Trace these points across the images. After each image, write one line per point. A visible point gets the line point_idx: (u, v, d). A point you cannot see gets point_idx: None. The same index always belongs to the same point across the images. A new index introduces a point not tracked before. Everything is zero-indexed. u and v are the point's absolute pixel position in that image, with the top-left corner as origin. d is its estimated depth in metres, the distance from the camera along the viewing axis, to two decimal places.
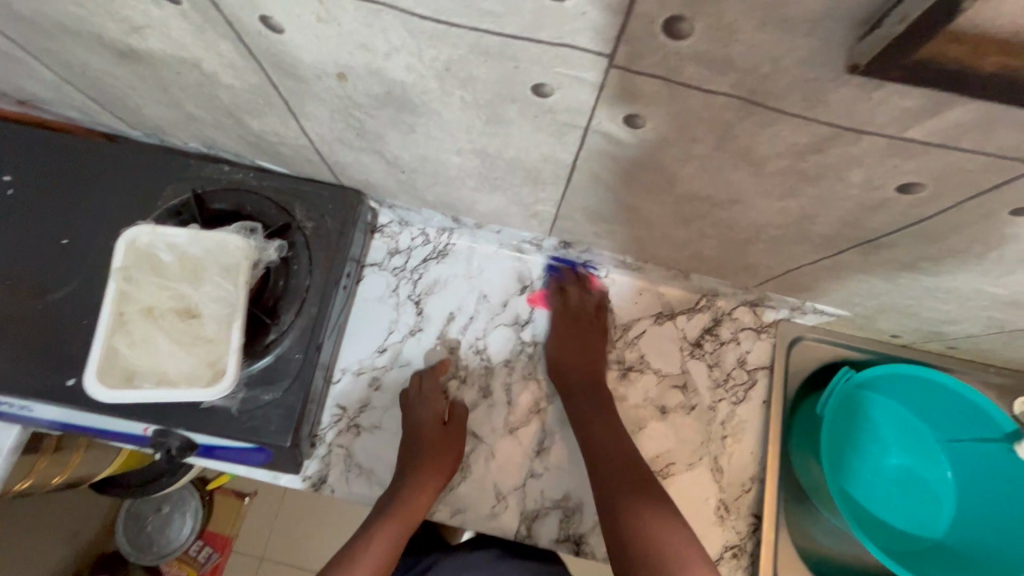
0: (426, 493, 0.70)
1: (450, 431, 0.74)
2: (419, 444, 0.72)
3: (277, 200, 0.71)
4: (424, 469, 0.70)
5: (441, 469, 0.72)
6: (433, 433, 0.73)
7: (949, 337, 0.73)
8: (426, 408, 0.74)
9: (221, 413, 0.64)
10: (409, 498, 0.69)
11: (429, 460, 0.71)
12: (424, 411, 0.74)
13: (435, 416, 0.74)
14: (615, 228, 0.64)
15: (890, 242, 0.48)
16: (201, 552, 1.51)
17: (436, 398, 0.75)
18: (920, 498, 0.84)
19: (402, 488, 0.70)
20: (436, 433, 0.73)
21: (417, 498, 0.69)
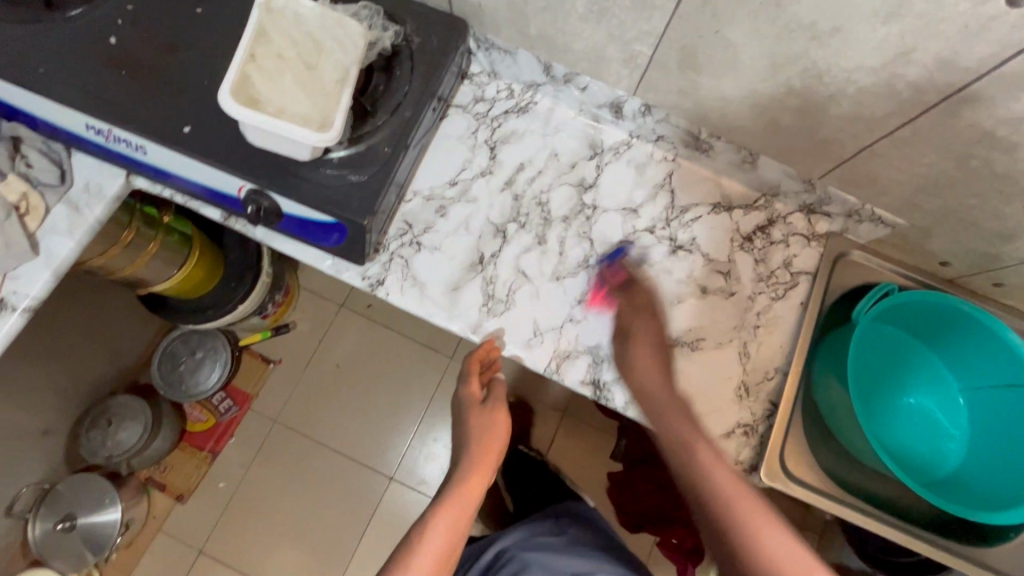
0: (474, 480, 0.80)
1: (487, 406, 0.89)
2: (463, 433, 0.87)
3: (392, 13, 0.76)
4: (475, 458, 0.83)
5: (482, 465, 0.83)
6: (472, 416, 0.88)
7: (999, 266, 0.75)
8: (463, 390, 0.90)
9: (312, 183, 0.70)
10: (462, 481, 0.80)
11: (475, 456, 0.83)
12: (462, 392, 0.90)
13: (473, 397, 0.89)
14: (704, 82, 0.67)
15: (979, 93, 0.51)
16: (222, 403, 1.67)
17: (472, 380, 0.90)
18: (929, 434, 0.87)
19: (450, 484, 0.79)
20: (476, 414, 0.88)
21: (467, 485, 0.79)
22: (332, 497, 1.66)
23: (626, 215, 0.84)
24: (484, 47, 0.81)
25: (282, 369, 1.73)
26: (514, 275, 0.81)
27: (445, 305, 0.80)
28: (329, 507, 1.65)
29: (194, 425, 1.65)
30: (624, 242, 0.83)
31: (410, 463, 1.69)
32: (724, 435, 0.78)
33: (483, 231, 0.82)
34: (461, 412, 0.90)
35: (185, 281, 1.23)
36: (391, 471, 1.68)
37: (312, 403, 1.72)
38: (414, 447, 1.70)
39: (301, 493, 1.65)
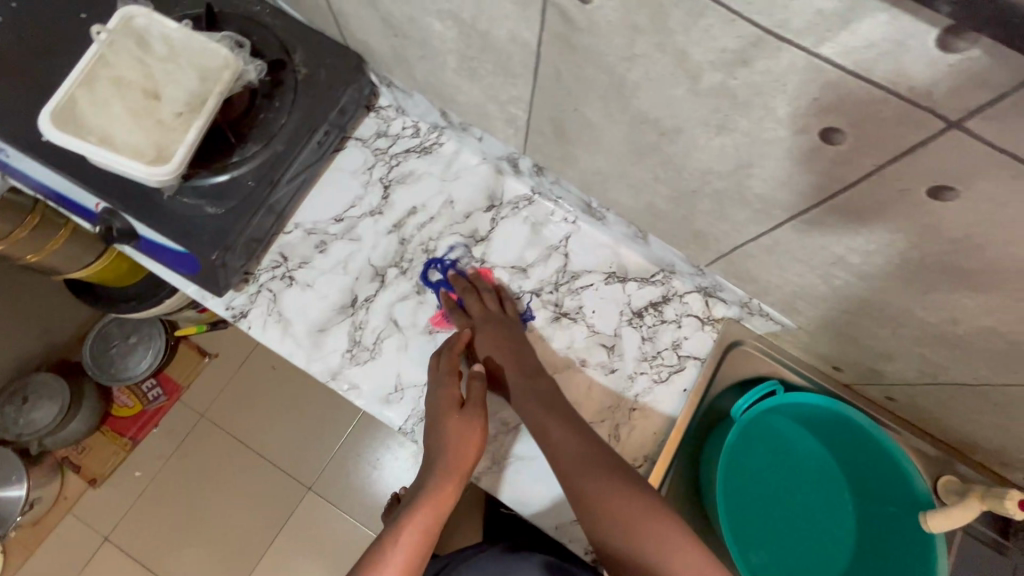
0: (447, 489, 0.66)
1: (468, 412, 0.70)
2: (440, 432, 0.69)
3: (282, 40, 0.73)
4: (450, 467, 0.67)
5: (462, 463, 0.68)
6: (451, 418, 0.69)
7: (885, 382, 0.70)
8: (441, 390, 0.72)
9: (162, 210, 0.66)
10: (433, 488, 0.66)
11: (453, 455, 0.67)
12: (440, 393, 0.72)
13: (449, 399, 0.71)
14: (579, 153, 0.63)
15: (821, 218, 0.47)
16: (151, 391, 1.56)
17: (450, 380, 0.72)
18: (818, 538, 0.82)
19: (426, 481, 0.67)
20: (456, 414, 0.70)
21: (443, 487, 0.66)
22: (248, 500, 1.52)
23: (514, 274, 0.81)
24: (386, 83, 0.79)
25: (217, 363, 1.61)
26: (386, 322, 0.78)
27: (307, 346, 0.77)
28: (244, 512, 1.51)
29: (118, 410, 1.55)
30: (507, 302, 0.80)
31: (332, 474, 1.53)
32: (576, 521, 0.74)
33: (361, 273, 0.79)
34: (434, 416, 0.71)
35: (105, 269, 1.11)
36: (309, 480, 1.53)
37: (241, 400, 1.59)
38: (339, 458, 1.54)
39: (216, 492, 1.52)
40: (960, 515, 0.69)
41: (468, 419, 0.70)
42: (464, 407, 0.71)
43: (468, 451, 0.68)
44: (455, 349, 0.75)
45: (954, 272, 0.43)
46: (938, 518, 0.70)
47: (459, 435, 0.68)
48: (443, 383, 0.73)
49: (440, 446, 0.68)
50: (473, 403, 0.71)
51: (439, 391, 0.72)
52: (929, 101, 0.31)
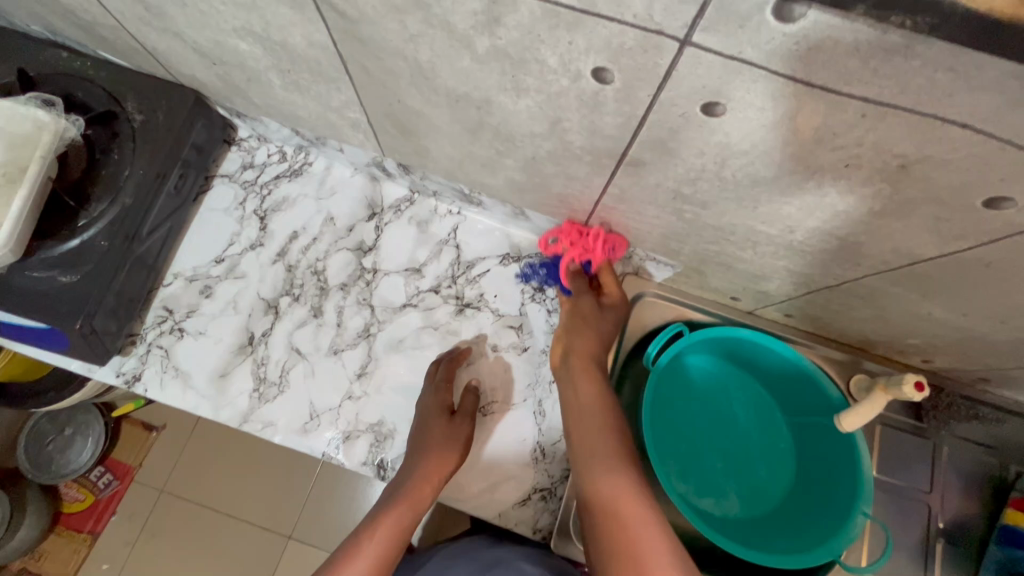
0: (429, 490, 0.68)
1: (456, 421, 0.71)
2: (421, 441, 0.70)
3: (110, 91, 0.70)
4: (428, 473, 0.68)
5: (442, 471, 0.69)
6: (439, 425, 0.71)
7: (776, 300, 0.73)
8: (433, 397, 0.72)
9: (10, 291, 0.63)
10: (410, 490, 0.68)
11: (432, 460, 0.68)
12: (430, 400, 0.72)
13: (441, 405, 0.72)
14: (427, 144, 0.63)
15: (641, 158, 0.48)
16: (101, 479, 1.48)
17: (447, 387, 0.73)
18: (758, 463, 0.85)
19: (407, 476, 0.69)
20: (444, 424, 0.71)
21: (420, 492, 0.68)
22: (226, 564, 1.45)
23: (409, 276, 0.80)
24: (236, 114, 0.77)
25: (166, 436, 1.54)
26: (289, 352, 0.76)
27: (212, 394, 0.74)
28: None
29: (69, 506, 1.46)
30: (408, 305, 0.79)
31: (310, 518, 1.49)
32: (519, 503, 0.73)
33: (253, 308, 0.77)
34: (420, 420, 0.72)
35: None
36: (289, 529, 1.47)
37: (205, 463, 1.52)
38: (314, 501, 1.50)
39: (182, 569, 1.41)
40: (869, 410, 0.71)
41: (455, 429, 0.71)
42: (455, 416, 0.72)
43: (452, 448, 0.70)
44: (456, 362, 0.75)
45: (764, 182, 0.45)
46: (850, 416, 0.72)
47: (439, 442, 0.69)
48: (428, 391, 0.74)
49: (420, 454, 0.69)
50: (465, 414, 0.73)
51: (431, 399, 0.72)
52: (654, 24, 0.32)
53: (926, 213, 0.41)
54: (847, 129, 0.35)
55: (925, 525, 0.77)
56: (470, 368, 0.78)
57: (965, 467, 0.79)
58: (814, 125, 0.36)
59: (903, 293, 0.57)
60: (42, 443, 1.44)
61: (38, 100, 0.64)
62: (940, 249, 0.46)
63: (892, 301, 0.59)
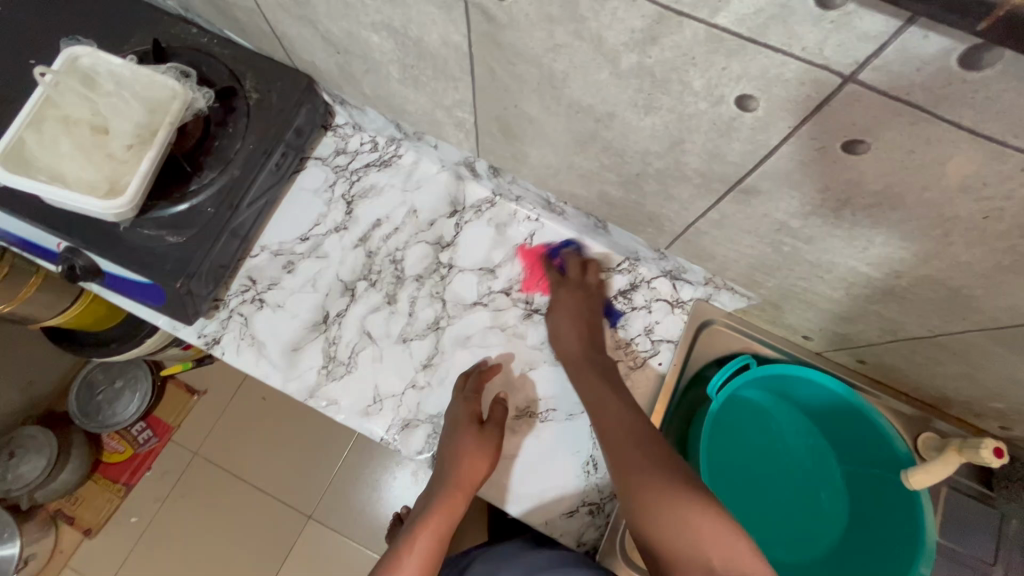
0: (461, 495, 0.69)
1: (486, 431, 0.72)
2: (456, 445, 0.70)
3: (232, 68, 0.74)
4: (459, 479, 0.69)
5: (472, 479, 0.70)
6: (473, 434, 0.71)
7: (854, 345, 0.71)
8: (462, 406, 0.73)
9: (121, 245, 0.67)
10: (443, 492, 0.69)
11: (464, 466, 0.69)
12: (459, 409, 0.73)
13: (470, 415, 0.72)
14: (528, 150, 0.65)
15: (757, 186, 0.48)
16: (142, 433, 1.54)
17: (475, 398, 0.73)
18: (810, 506, 0.83)
19: (438, 481, 0.70)
20: (473, 431, 0.71)
21: (451, 497, 0.68)
22: (248, 535, 1.48)
23: (482, 275, 0.81)
24: (339, 102, 0.80)
25: (207, 402, 1.59)
26: (360, 334, 0.78)
27: (284, 366, 0.77)
28: (244, 546, 1.47)
29: (109, 456, 1.52)
30: (478, 303, 0.80)
31: (331, 500, 1.51)
32: (566, 514, 0.73)
33: (331, 288, 0.80)
34: (451, 424, 0.73)
35: (86, 314, 1.10)
36: (310, 509, 1.50)
37: (235, 434, 1.56)
38: (337, 483, 1.52)
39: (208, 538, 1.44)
40: (941, 469, 0.69)
41: (484, 438, 0.71)
42: (483, 426, 0.73)
43: (484, 455, 0.71)
44: (485, 375, 0.75)
45: (885, 224, 0.44)
46: (919, 474, 0.70)
47: (473, 449, 0.70)
48: (457, 402, 0.74)
49: (455, 459, 0.70)
50: (495, 424, 0.73)
51: (460, 409, 0.73)
52: (822, 59, 0.33)
53: None
54: (1000, 180, 0.35)
55: None
56: (497, 382, 0.78)
57: None
58: (965, 172, 0.36)
59: (1004, 354, 0.55)
60: (93, 393, 1.50)
61: (176, 70, 0.69)
62: None
63: (987, 359, 0.58)
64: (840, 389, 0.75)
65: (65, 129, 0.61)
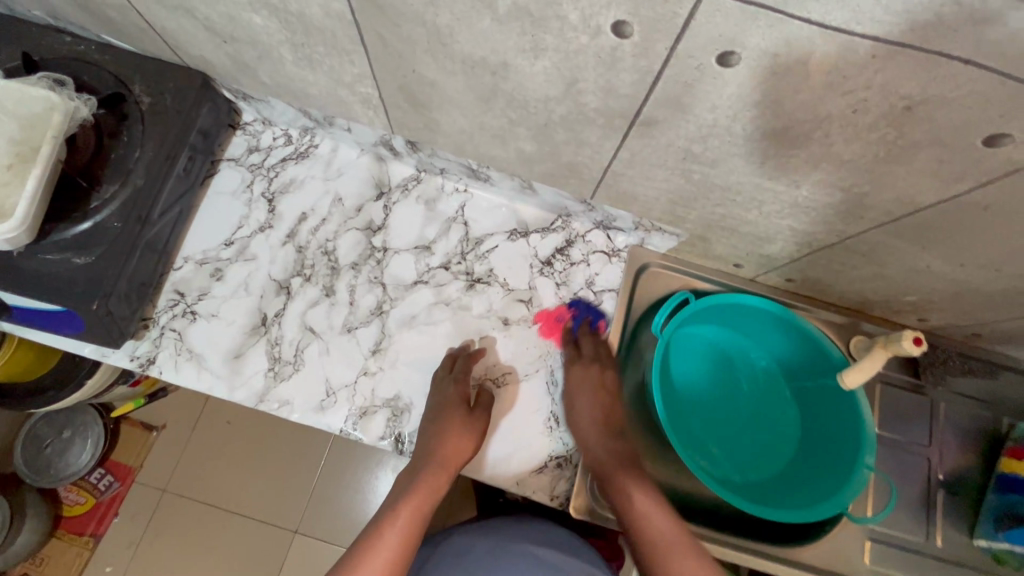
0: (441, 474, 0.70)
1: (474, 414, 0.72)
2: (440, 428, 0.70)
3: (117, 74, 0.70)
4: (443, 460, 0.70)
5: (455, 460, 0.70)
6: (458, 417, 0.71)
7: (778, 264, 0.75)
8: (453, 388, 0.73)
9: (25, 274, 0.63)
10: (424, 473, 0.70)
11: (446, 448, 0.70)
12: (450, 391, 0.73)
13: (461, 397, 0.72)
14: (438, 118, 0.64)
15: (655, 117, 0.50)
16: (102, 481, 1.47)
17: (465, 379, 0.74)
18: (769, 423, 0.87)
19: (421, 461, 0.70)
20: (462, 415, 0.71)
21: (431, 477, 0.70)
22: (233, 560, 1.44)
23: (419, 253, 0.81)
24: (242, 97, 0.77)
25: (167, 436, 1.53)
26: (303, 331, 0.76)
27: (229, 374, 0.74)
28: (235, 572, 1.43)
29: (70, 509, 1.44)
30: (419, 282, 0.80)
31: (316, 512, 1.48)
32: (536, 471, 0.75)
33: (265, 289, 0.77)
34: (437, 407, 0.72)
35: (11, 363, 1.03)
36: (295, 523, 1.47)
37: (204, 463, 1.51)
38: (319, 494, 1.50)
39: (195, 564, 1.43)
40: (870, 367, 0.74)
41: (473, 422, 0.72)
42: (472, 410, 0.73)
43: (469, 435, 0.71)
44: (473, 357, 0.76)
45: (774, 134, 0.47)
46: (852, 374, 0.75)
47: (453, 430, 0.70)
48: (445, 383, 0.74)
49: (437, 440, 0.70)
50: (484, 407, 0.74)
51: (452, 389, 0.73)
52: None
53: (929, 158, 0.44)
54: (857, 70, 0.37)
55: (926, 478, 0.80)
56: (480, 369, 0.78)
57: (961, 422, 0.82)
58: (826, 68, 0.38)
59: (902, 246, 0.59)
60: (39, 447, 1.40)
61: (51, 79, 0.65)
62: (940, 195, 0.48)
63: (891, 255, 0.62)
64: (772, 308, 0.79)
65: None
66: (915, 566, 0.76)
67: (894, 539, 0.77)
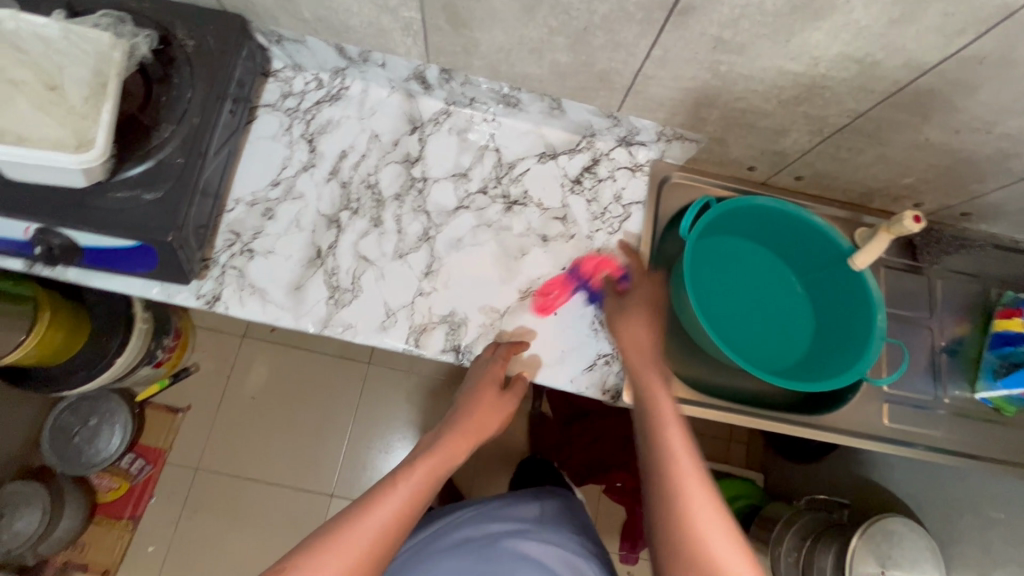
0: (460, 443, 0.71)
1: (504, 398, 0.76)
2: (470, 401, 0.75)
3: (158, 21, 0.73)
4: (469, 428, 0.73)
5: (476, 431, 0.73)
6: (488, 391, 0.75)
7: (790, 160, 0.82)
8: (492, 368, 0.75)
9: (102, 210, 0.66)
10: (448, 437, 0.70)
11: (471, 415, 0.73)
12: (485, 371, 0.76)
13: (495, 379, 0.75)
14: (478, 36, 0.69)
15: (692, 2, 0.55)
16: (133, 465, 1.47)
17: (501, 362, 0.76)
18: (784, 321, 0.94)
19: (445, 429, 0.72)
20: (493, 394, 0.75)
21: (454, 442, 0.70)
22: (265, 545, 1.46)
23: (457, 180, 0.85)
24: (274, 40, 0.80)
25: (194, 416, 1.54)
26: (358, 261, 0.81)
27: (291, 306, 0.78)
28: (261, 552, 1.45)
29: (105, 495, 1.44)
30: (460, 208, 0.85)
31: (352, 472, 1.53)
32: (588, 368, 0.80)
33: (316, 225, 0.81)
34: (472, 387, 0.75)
35: (48, 346, 1.05)
36: (331, 487, 1.52)
37: (235, 436, 1.53)
38: (349, 462, 1.54)
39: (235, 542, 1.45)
40: (876, 247, 0.82)
41: (504, 403, 0.76)
42: (503, 393, 0.76)
43: (492, 415, 0.75)
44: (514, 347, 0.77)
45: (801, 6, 0.53)
46: (862, 255, 0.83)
47: (479, 403, 0.74)
48: (482, 364, 0.77)
49: (464, 411, 0.74)
50: (514, 395, 0.77)
51: (489, 368, 0.76)
52: None
53: (937, 11, 0.52)
54: None
55: (931, 348, 0.89)
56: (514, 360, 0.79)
57: (956, 297, 0.91)
58: None
59: (906, 119, 0.67)
60: (68, 437, 1.40)
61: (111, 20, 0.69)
62: (943, 53, 0.56)
63: (895, 131, 0.70)
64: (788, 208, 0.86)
65: (14, 90, 0.59)
66: (927, 422, 0.86)
67: (907, 399, 0.86)
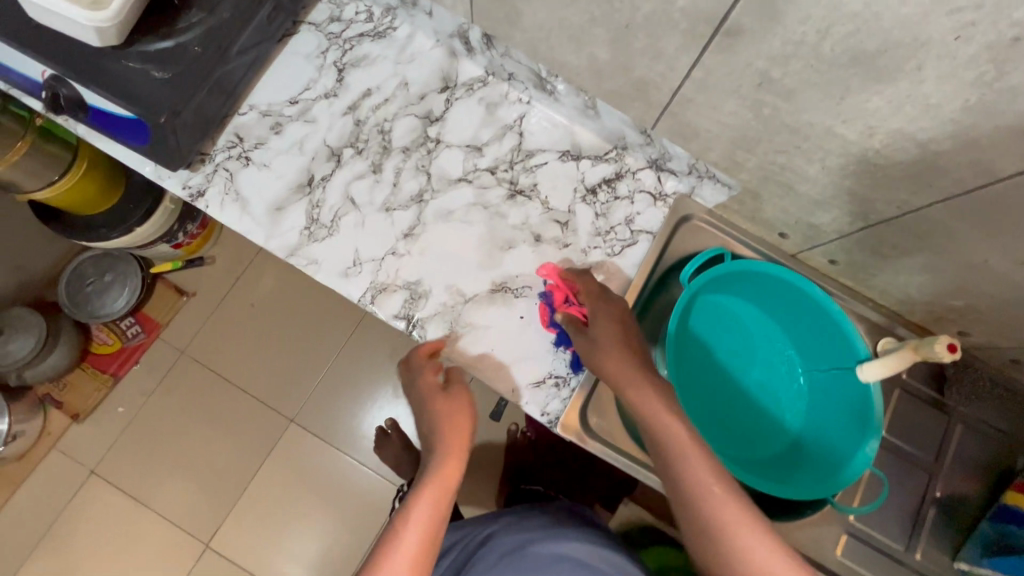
0: (452, 460, 0.64)
1: (451, 393, 0.71)
2: (430, 416, 0.69)
3: None
4: (449, 444, 0.66)
5: (462, 433, 0.68)
6: (435, 403, 0.70)
7: (826, 239, 0.72)
8: (420, 379, 0.72)
9: (109, 75, 0.66)
10: (438, 465, 0.63)
11: (446, 429, 0.67)
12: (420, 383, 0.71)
13: (431, 385, 0.71)
14: (521, 7, 0.64)
15: (741, 24, 0.49)
16: (130, 328, 1.45)
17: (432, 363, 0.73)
18: (774, 407, 0.84)
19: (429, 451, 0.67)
20: (441, 398, 0.70)
21: (447, 465, 0.63)
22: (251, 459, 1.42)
23: (469, 152, 0.81)
24: None
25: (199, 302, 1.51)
26: (344, 201, 0.79)
27: (266, 223, 0.77)
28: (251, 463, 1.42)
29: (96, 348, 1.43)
30: (462, 180, 0.81)
31: (318, 405, 1.46)
32: (533, 384, 0.75)
33: (317, 153, 0.80)
34: (421, 403, 0.71)
35: (74, 195, 1.06)
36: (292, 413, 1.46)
37: (224, 336, 1.50)
38: (320, 394, 1.47)
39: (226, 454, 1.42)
40: (895, 363, 0.71)
41: (452, 402, 0.70)
42: (448, 390, 0.71)
43: (456, 420, 0.68)
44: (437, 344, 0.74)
45: (862, 59, 0.45)
46: (873, 367, 0.72)
47: (439, 418, 0.69)
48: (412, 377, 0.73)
49: (436, 425, 0.68)
50: (457, 383, 0.72)
51: (422, 378, 0.72)
52: None
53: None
54: None
55: (921, 494, 0.77)
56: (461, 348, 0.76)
57: (972, 450, 0.79)
58: None
59: (965, 231, 0.57)
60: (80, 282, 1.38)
61: None
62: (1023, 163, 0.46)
63: (948, 241, 0.60)
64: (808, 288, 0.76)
65: None
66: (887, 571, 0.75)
67: (872, 539, 0.76)
